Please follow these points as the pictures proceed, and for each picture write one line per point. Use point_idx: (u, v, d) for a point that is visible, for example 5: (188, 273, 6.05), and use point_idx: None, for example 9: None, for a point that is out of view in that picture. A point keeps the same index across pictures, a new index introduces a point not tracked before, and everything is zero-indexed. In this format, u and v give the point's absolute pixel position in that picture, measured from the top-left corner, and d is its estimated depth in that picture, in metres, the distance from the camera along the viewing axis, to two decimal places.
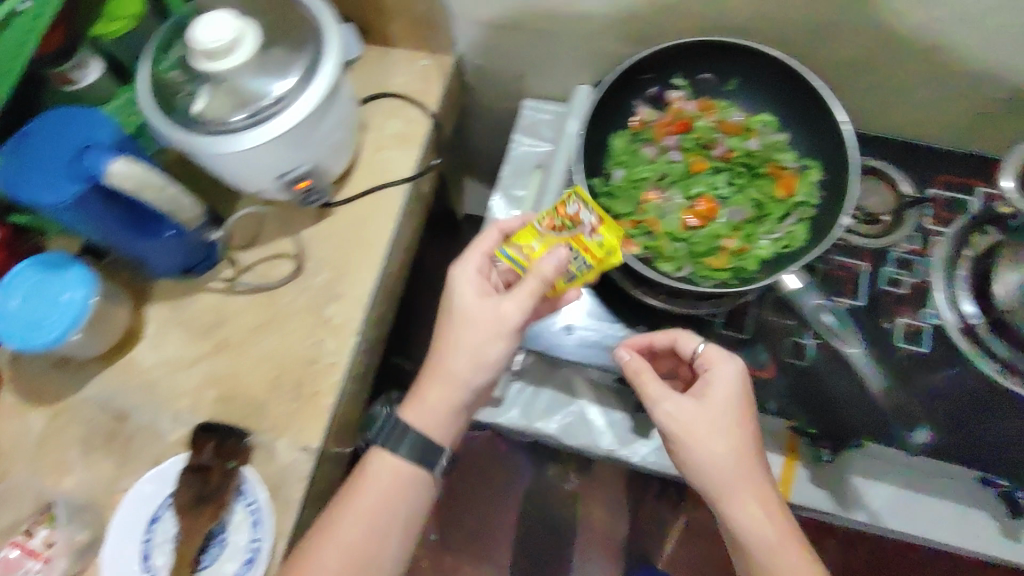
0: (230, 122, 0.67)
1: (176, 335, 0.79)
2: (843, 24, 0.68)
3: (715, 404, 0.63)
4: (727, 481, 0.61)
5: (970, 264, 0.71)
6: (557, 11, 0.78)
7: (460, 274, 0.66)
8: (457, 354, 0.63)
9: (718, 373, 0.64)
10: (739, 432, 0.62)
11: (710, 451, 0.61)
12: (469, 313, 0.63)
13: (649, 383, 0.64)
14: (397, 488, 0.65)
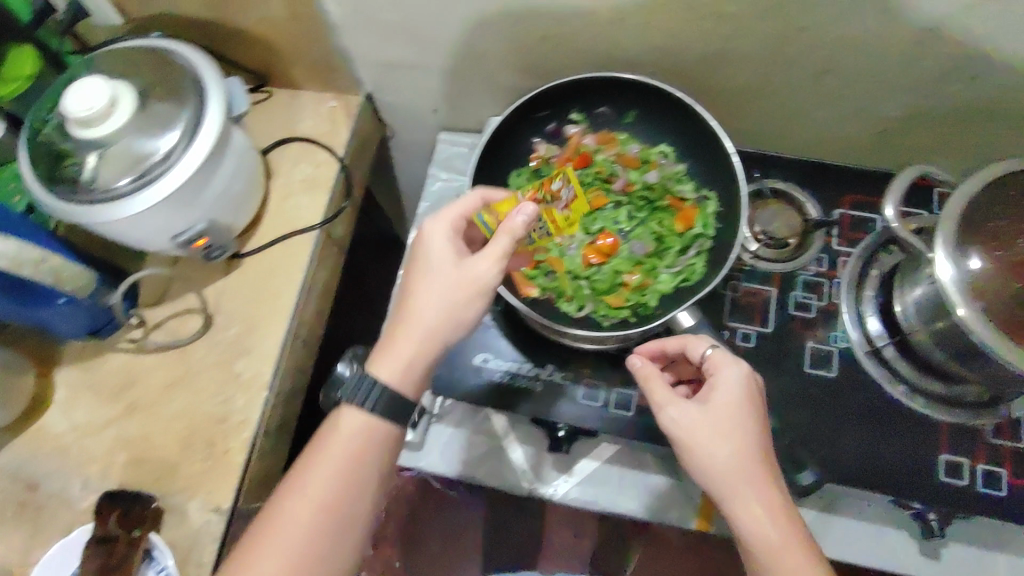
0: (115, 188, 0.66)
1: (86, 398, 0.78)
2: (730, 57, 0.68)
3: (721, 407, 0.56)
4: (731, 486, 0.54)
5: (876, 284, 0.71)
6: (452, 51, 0.77)
7: (433, 231, 0.62)
8: (428, 308, 0.59)
9: (723, 373, 0.57)
10: (746, 438, 0.55)
11: (715, 456, 0.54)
12: (443, 271, 0.60)
13: (652, 385, 0.59)
14: (359, 448, 0.59)
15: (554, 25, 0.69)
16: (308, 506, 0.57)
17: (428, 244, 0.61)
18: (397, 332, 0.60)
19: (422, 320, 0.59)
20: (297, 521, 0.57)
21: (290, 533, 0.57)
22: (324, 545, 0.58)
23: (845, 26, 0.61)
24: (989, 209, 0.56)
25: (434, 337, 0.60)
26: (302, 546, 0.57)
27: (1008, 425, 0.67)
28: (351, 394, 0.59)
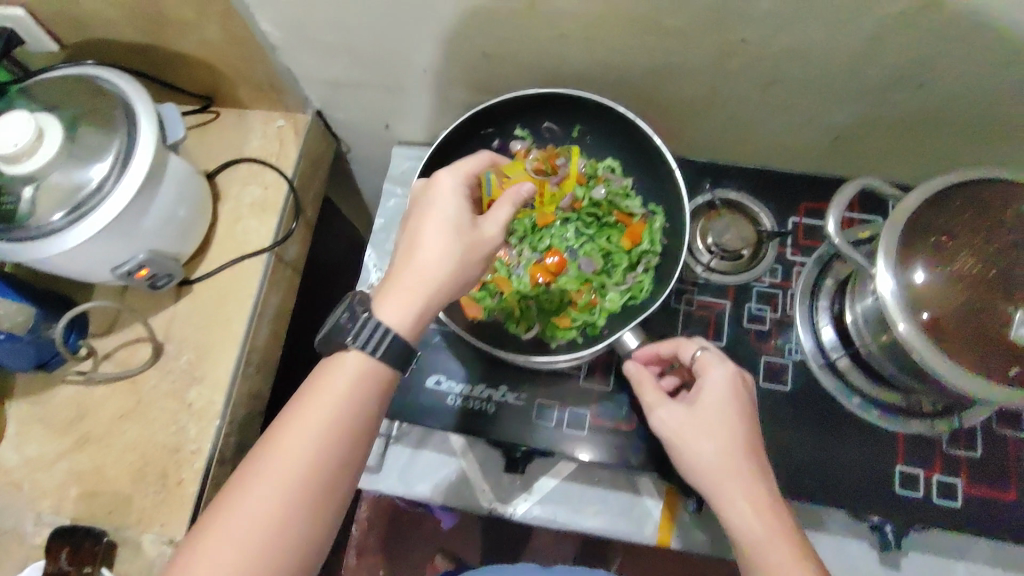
0: (48, 222, 0.64)
1: (38, 432, 0.77)
2: (673, 70, 0.66)
3: (709, 407, 0.56)
4: (716, 482, 0.53)
5: (830, 294, 0.69)
6: (395, 68, 0.75)
7: (445, 179, 0.57)
8: (434, 260, 0.54)
9: (710, 374, 0.57)
10: (734, 433, 0.54)
11: (701, 453, 0.54)
12: (454, 223, 0.55)
13: (644, 387, 0.60)
14: (365, 390, 0.51)
15: (493, 43, 0.68)
16: (300, 451, 0.49)
17: (438, 192, 0.56)
18: (397, 279, 0.54)
19: (425, 268, 0.53)
20: (286, 465, 0.48)
21: (276, 479, 0.48)
22: (312, 499, 0.49)
23: (784, 41, 0.59)
24: (931, 222, 0.54)
25: (431, 291, 0.54)
26: (288, 497, 0.48)
27: (964, 433, 0.66)
28: (366, 338, 0.51)
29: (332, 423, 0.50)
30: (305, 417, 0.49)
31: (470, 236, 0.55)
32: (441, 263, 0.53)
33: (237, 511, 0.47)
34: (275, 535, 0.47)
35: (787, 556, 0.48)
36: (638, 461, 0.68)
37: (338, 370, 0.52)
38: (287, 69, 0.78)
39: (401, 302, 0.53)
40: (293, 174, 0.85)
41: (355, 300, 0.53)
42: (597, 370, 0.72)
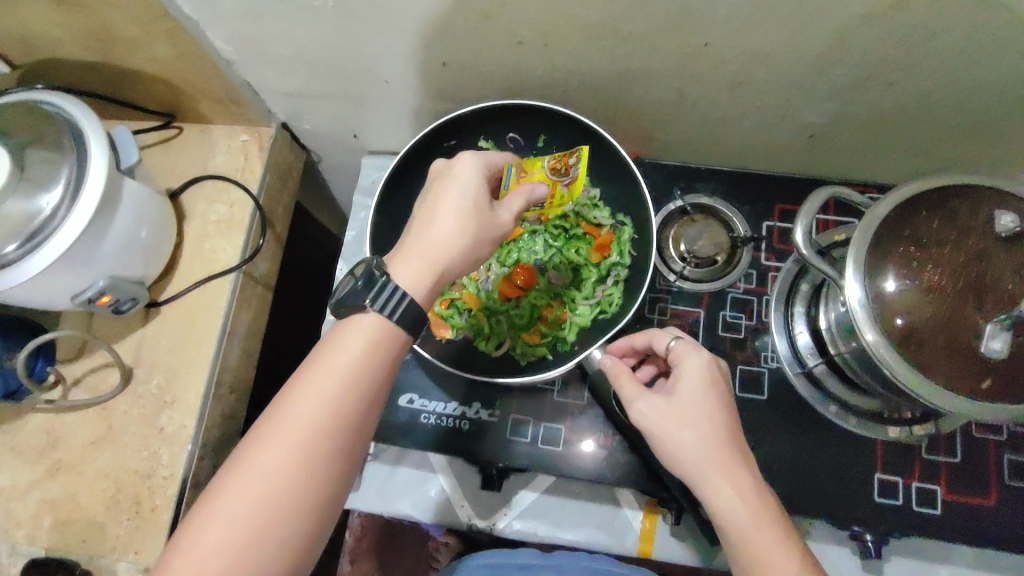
0: (4, 254, 0.62)
1: (9, 461, 0.76)
2: (637, 74, 0.64)
3: (688, 398, 0.53)
4: (697, 474, 0.50)
5: (805, 300, 0.67)
6: (355, 79, 0.73)
7: (469, 160, 0.57)
8: (451, 234, 0.52)
9: (686, 362, 0.54)
10: (715, 422, 0.51)
11: (682, 442, 0.51)
12: (474, 202, 0.54)
13: (623, 382, 0.57)
14: (375, 359, 0.49)
15: (450, 52, 0.66)
16: (306, 424, 0.46)
17: (461, 170, 0.56)
18: (413, 252, 0.52)
19: (442, 243, 0.52)
20: (291, 440, 0.46)
21: (281, 455, 0.46)
22: (316, 475, 0.47)
23: (746, 43, 0.57)
24: (901, 231, 0.53)
25: (445, 264, 0.52)
26: (294, 472, 0.46)
27: (944, 440, 0.66)
28: (385, 301, 0.49)
29: (340, 393, 0.47)
30: (308, 393, 0.47)
31: (488, 218, 0.55)
32: (460, 240, 0.52)
33: (238, 490, 0.45)
34: (280, 513, 0.45)
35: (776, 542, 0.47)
36: (613, 476, 0.67)
37: (348, 337, 0.49)
38: (245, 82, 0.77)
39: (416, 273, 0.51)
40: (258, 190, 0.83)
41: (373, 264, 0.50)
42: (572, 383, 0.71)
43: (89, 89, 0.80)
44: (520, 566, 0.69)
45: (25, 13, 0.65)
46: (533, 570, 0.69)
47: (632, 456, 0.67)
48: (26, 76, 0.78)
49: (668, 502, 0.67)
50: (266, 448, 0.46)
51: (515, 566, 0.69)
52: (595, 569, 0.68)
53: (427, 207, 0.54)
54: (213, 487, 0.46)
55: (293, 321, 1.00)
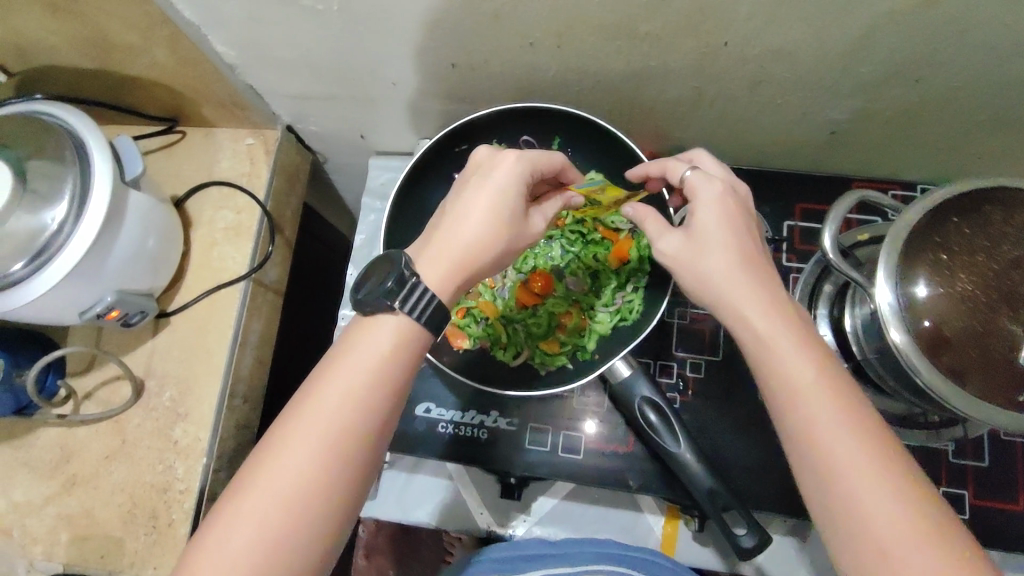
0: (11, 274, 0.61)
1: (25, 476, 0.76)
2: (653, 73, 0.62)
3: (704, 226, 0.51)
4: (717, 303, 0.50)
5: (829, 302, 0.66)
6: (361, 81, 0.71)
7: (511, 164, 0.53)
8: (483, 244, 0.51)
9: (699, 193, 0.53)
10: (736, 244, 0.50)
11: (719, 260, 0.50)
12: (510, 212, 0.53)
13: (647, 221, 0.56)
14: (401, 354, 0.48)
15: (461, 54, 0.64)
16: (334, 416, 0.46)
17: (500, 174, 0.53)
18: (447, 258, 0.50)
19: (472, 255, 0.51)
20: (320, 431, 0.45)
21: (313, 444, 0.45)
22: (350, 459, 0.46)
23: (767, 42, 0.55)
24: (932, 238, 0.51)
25: (473, 270, 0.52)
26: (326, 460, 0.45)
27: (972, 444, 0.65)
28: (412, 303, 0.48)
29: (367, 384, 0.47)
30: (337, 385, 0.46)
31: (520, 226, 0.54)
32: (489, 252, 0.52)
33: (271, 486, 0.44)
34: (317, 501, 0.45)
35: (861, 468, 0.43)
36: (636, 483, 0.66)
37: (371, 332, 0.48)
38: (248, 85, 0.74)
39: (446, 275, 0.50)
40: (265, 196, 0.82)
41: (402, 263, 0.49)
42: (591, 389, 0.70)
43: (90, 95, 0.78)
44: (526, 557, 0.64)
45: (19, 20, 0.63)
46: (542, 559, 0.64)
47: (655, 463, 0.67)
48: (24, 82, 0.76)
49: (690, 508, 0.67)
50: (296, 437, 0.45)
51: (523, 559, 0.64)
52: (607, 554, 0.63)
53: (457, 206, 0.52)
54: (242, 486, 0.45)
55: (305, 324, 0.99)
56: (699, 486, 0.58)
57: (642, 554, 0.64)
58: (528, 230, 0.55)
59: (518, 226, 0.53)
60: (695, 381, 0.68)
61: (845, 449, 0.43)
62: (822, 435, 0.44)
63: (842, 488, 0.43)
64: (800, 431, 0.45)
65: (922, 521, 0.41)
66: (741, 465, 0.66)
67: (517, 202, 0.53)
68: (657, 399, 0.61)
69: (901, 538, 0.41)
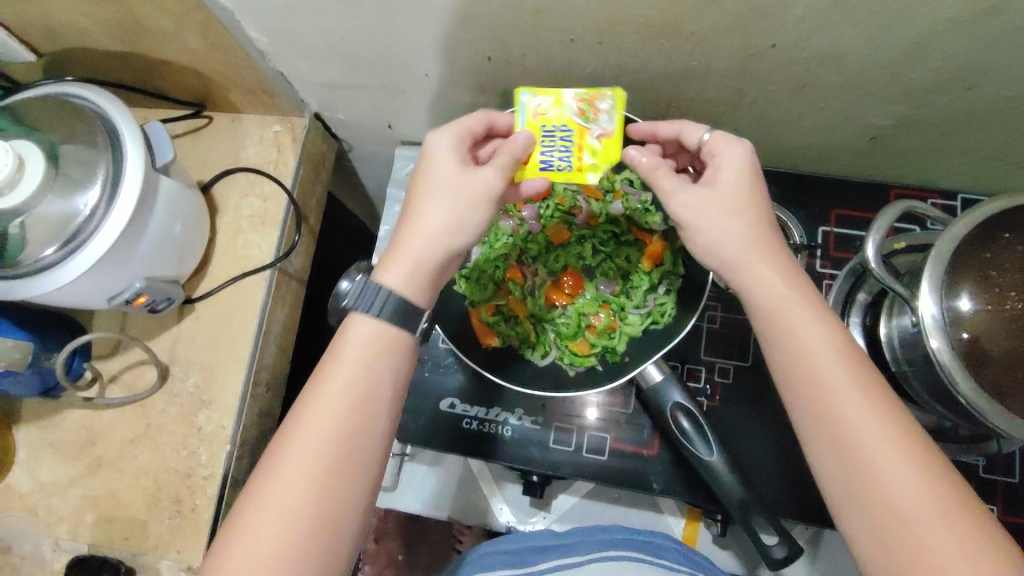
0: (43, 258, 0.61)
1: (50, 457, 0.76)
2: (694, 73, 0.61)
3: (730, 186, 0.50)
4: (741, 259, 0.49)
5: (862, 310, 0.66)
6: (392, 72, 0.70)
7: (439, 137, 0.54)
8: (433, 212, 0.51)
9: (725, 151, 0.52)
10: (753, 203, 0.50)
11: (731, 232, 0.50)
12: (453, 178, 0.52)
13: (658, 175, 0.52)
14: (379, 358, 0.49)
15: (497, 47, 0.62)
16: (324, 424, 0.47)
17: (435, 152, 0.54)
18: (402, 239, 0.52)
19: (432, 233, 0.51)
20: (316, 442, 0.46)
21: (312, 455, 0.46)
22: (347, 456, 0.47)
23: (815, 46, 0.54)
24: (981, 254, 0.50)
25: (433, 249, 0.51)
26: (325, 466, 0.46)
27: (1003, 460, 0.65)
28: (364, 302, 0.50)
29: (356, 389, 0.48)
30: (331, 394, 0.48)
31: (467, 182, 0.52)
32: (437, 207, 0.51)
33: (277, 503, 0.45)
34: (321, 508, 0.46)
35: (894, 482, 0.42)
36: (660, 487, 0.66)
37: (349, 342, 0.50)
38: (278, 72, 0.74)
39: (396, 257, 0.51)
40: (292, 183, 0.81)
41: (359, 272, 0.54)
42: (617, 392, 0.70)
43: (118, 78, 0.78)
44: (535, 549, 0.62)
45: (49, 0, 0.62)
46: (550, 549, 0.62)
47: (681, 466, 0.66)
48: (52, 63, 0.76)
49: (713, 512, 0.66)
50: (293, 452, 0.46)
51: (530, 550, 0.62)
52: (612, 541, 0.62)
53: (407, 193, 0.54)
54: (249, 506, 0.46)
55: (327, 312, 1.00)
56: (728, 496, 0.58)
57: (641, 536, 0.63)
58: (476, 181, 0.52)
59: (468, 185, 0.52)
60: (722, 387, 0.68)
61: (875, 445, 0.43)
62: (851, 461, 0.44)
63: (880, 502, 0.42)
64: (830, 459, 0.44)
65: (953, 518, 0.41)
66: (768, 473, 0.66)
67: (461, 168, 0.53)
68: (688, 404, 0.61)
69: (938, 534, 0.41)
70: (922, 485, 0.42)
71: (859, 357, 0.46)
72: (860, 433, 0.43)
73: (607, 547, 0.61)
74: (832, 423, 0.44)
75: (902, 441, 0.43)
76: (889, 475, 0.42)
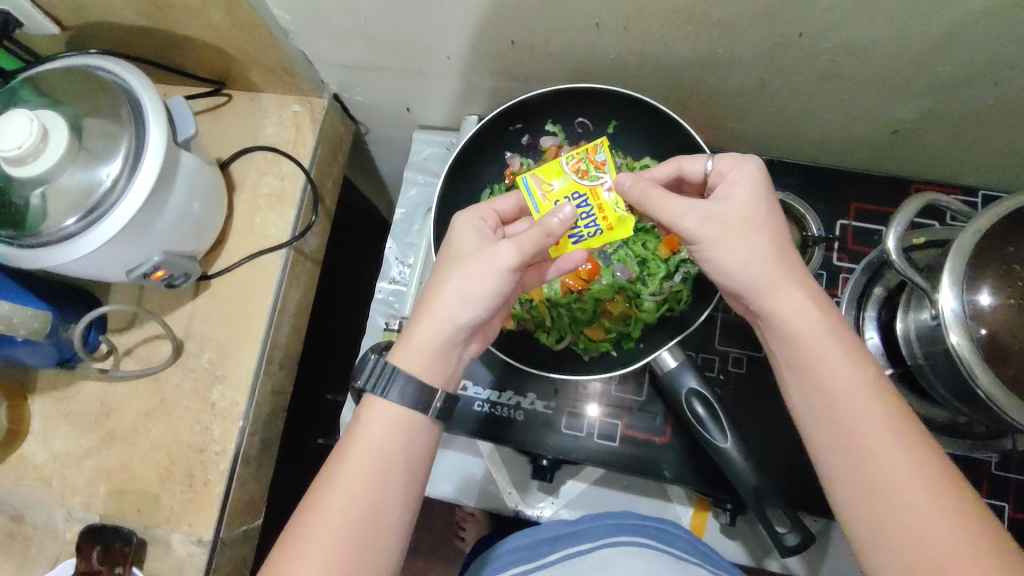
0: (64, 230, 0.62)
1: (64, 427, 0.77)
2: (719, 61, 0.61)
3: (740, 206, 0.52)
4: (760, 280, 0.51)
5: (880, 303, 0.66)
6: (414, 54, 0.70)
7: (463, 221, 0.57)
8: (447, 287, 0.53)
9: (731, 177, 0.54)
10: (765, 224, 0.52)
11: (753, 251, 0.51)
12: (471, 254, 0.54)
13: (648, 194, 0.54)
14: (401, 426, 0.52)
15: (521, 31, 0.62)
16: (355, 479, 0.50)
17: (458, 234, 0.57)
18: (419, 314, 0.54)
19: (444, 305, 0.53)
20: (345, 497, 0.49)
21: (331, 527, 0.48)
22: (379, 506, 0.50)
23: (843, 36, 0.54)
24: (1005, 248, 0.51)
25: (440, 326, 0.53)
26: (357, 520, 0.49)
27: (1015, 458, 0.66)
28: (375, 383, 0.52)
29: (377, 459, 0.50)
30: (351, 465, 0.50)
31: (481, 256, 0.53)
32: (448, 282, 0.53)
33: (313, 558, 0.47)
34: (356, 556, 0.48)
35: (921, 514, 0.45)
36: (671, 474, 0.66)
37: (370, 415, 0.52)
38: (300, 52, 0.74)
39: (415, 338, 0.53)
40: (310, 163, 0.82)
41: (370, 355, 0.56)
42: (631, 379, 0.70)
43: (140, 53, 0.78)
44: (547, 541, 0.63)
45: None
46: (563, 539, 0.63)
47: (692, 454, 0.67)
48: (76, 37, 0.76)
49: (722, 501, 0.66)
50: (326, 507, 0.49)
51: (543, 543, 0.63)
52: (623, 524, 0.62)
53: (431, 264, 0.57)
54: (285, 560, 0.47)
55: None
56: (740, 482, 0.59)
57: (649, 521, 0.63)
58: (489, 255, 0.53)
59: (482, 258, 0.53)
60: (736, 376, 0.68)
61: (903, 485, 0.45)
62: (881, 493, 0.46)
63: (905, 537, 0.45)
64: (855, 492, 0.47)
65: (971, 544, 0.43)
66: (780, 465, 0.66)
67: (478, 245, 0.55)
68: (702, 391, 0.61)
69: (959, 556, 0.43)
70: (948, 523, 0.44)
71: (889, 394, 0.48)
72: (890, 473, 0.46)
73: (615, 533, 0.61)
74: (865, 462, 0.47)
75: (931, 487, 0.45)
76: (922, 519, 0.45)
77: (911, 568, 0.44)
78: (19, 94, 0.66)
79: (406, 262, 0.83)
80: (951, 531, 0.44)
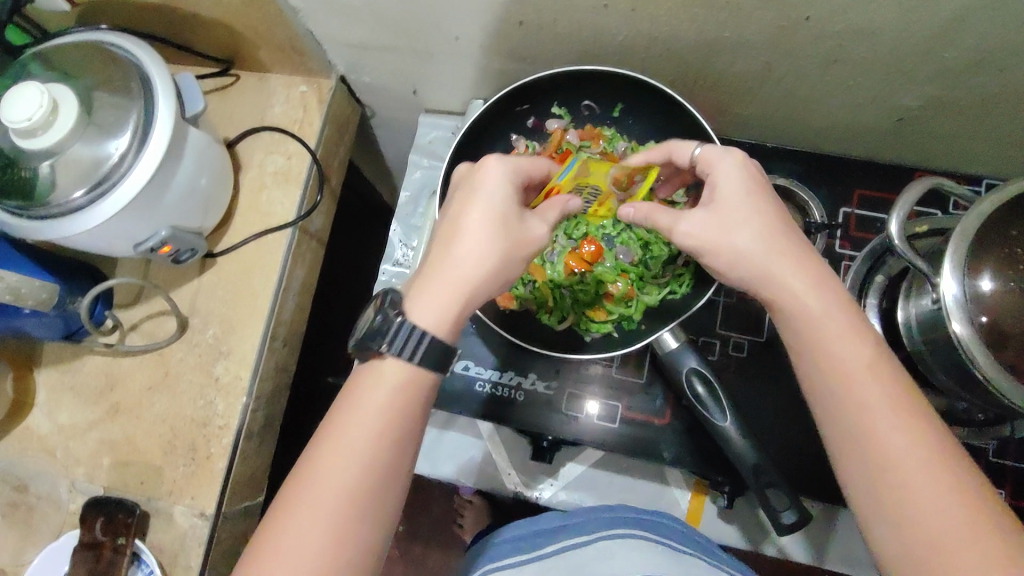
0: (71, 201, 0.62)
1: (70, 399, 0.78)
2: (727, 44, 0.61)
3: (727, 200, 0.52)
4: (755, 273, 0.51)
5: (881, 290, 0.66)
6: (421, 34, 0.70)
7: (496, 165, 0.53)
8: (479, 253, 0.51)
9: (718, 167, 0.54)
10: (767, 215, 0.51)
11: (744, 245, 0.51)
12: (503, 220, 0.52)
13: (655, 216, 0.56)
14: (394, 398, 0.50)
15: (530, 12, 0.62)
16: (345, 449, 0.48)
17: (489, 182, 0.52)
18: (442, 275, 0.51)
19: (468, 278, 0.51)
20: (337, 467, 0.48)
21: (320, 509, 0.47)
22: (371, 476, 0.48)
23: (849, 21, 0.54)
24: (1007, 232, 0.51)
25: (473, 294, 0.52)
26: (348, 489, 0.48)
27: (1014, 445, 0.66)
28: (401, 346, 0.48)
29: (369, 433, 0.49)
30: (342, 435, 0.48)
31: (517, 229, 0.53)
32: (483, 255, 0.51)
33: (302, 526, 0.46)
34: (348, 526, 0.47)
35: (925, 491, 0.44)
36: (670, 456, 0.67)
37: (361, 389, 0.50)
38: (309, 31, 0.74)
39: (445, 299, 0.50)
40: (316, 144, 0.82)
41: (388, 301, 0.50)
42: (632, 363, 0.71)
43: (151, 30, 0.78)
44: (544, 532, 0.63)
45: None
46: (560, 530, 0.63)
47: (691, 436, 0.67)
48: (86, 13, 0.76)
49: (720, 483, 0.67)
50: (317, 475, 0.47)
51: (540, 533, 0.64)
52: (619, 519, 0.62)
53: (447, 223, 0.53)
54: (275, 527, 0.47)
55: None
56: (737, 461, 0.60)
57: (645, 515, 0.64)
58: (528, 234, 0.53)
59: (517, 234, 0.53)
60: (737, 360, 0.69)
61: (917, 467, 0.44)
62: (886, 471, 0.45)
63: (908, 513, 0.44)
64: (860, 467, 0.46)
65: (973, 519, 0.43)
66: (777, 446, 0.67)
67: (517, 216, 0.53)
68: (704, 371, 0.62)
69: (960, 533, 0.42)
70: (948, 499, 0.43)
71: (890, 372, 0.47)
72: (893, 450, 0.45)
73: (611, 527, 0.61)
74: (871, 440, 0.46)
75: (934, 465, 0.44)
76: (924, 497, 0.44)
77: (910, 542, 0.44)
78: (29, 67, 0.67)
79: (409, 244, 0.83)
80: (953, 508, 0.43)
